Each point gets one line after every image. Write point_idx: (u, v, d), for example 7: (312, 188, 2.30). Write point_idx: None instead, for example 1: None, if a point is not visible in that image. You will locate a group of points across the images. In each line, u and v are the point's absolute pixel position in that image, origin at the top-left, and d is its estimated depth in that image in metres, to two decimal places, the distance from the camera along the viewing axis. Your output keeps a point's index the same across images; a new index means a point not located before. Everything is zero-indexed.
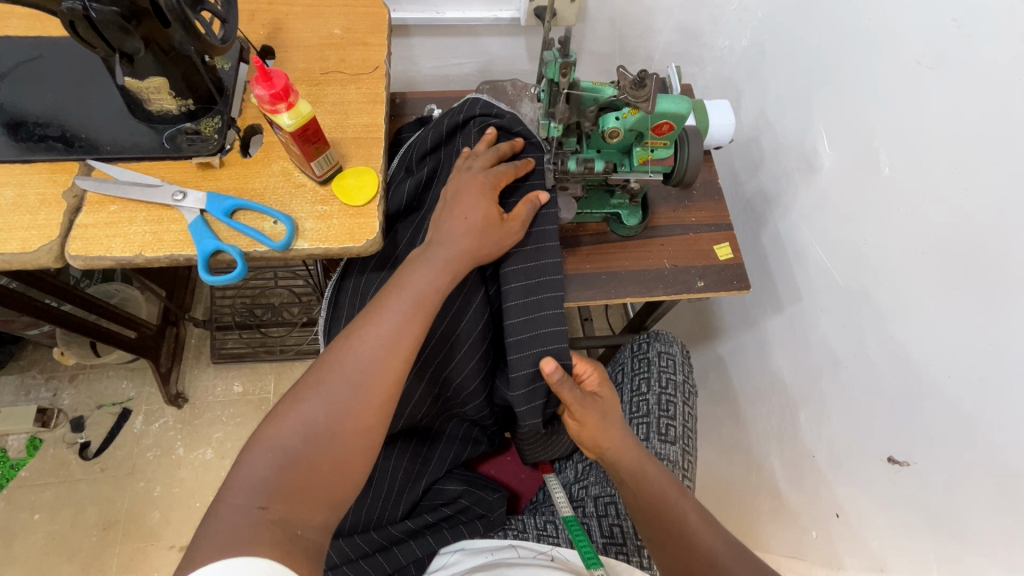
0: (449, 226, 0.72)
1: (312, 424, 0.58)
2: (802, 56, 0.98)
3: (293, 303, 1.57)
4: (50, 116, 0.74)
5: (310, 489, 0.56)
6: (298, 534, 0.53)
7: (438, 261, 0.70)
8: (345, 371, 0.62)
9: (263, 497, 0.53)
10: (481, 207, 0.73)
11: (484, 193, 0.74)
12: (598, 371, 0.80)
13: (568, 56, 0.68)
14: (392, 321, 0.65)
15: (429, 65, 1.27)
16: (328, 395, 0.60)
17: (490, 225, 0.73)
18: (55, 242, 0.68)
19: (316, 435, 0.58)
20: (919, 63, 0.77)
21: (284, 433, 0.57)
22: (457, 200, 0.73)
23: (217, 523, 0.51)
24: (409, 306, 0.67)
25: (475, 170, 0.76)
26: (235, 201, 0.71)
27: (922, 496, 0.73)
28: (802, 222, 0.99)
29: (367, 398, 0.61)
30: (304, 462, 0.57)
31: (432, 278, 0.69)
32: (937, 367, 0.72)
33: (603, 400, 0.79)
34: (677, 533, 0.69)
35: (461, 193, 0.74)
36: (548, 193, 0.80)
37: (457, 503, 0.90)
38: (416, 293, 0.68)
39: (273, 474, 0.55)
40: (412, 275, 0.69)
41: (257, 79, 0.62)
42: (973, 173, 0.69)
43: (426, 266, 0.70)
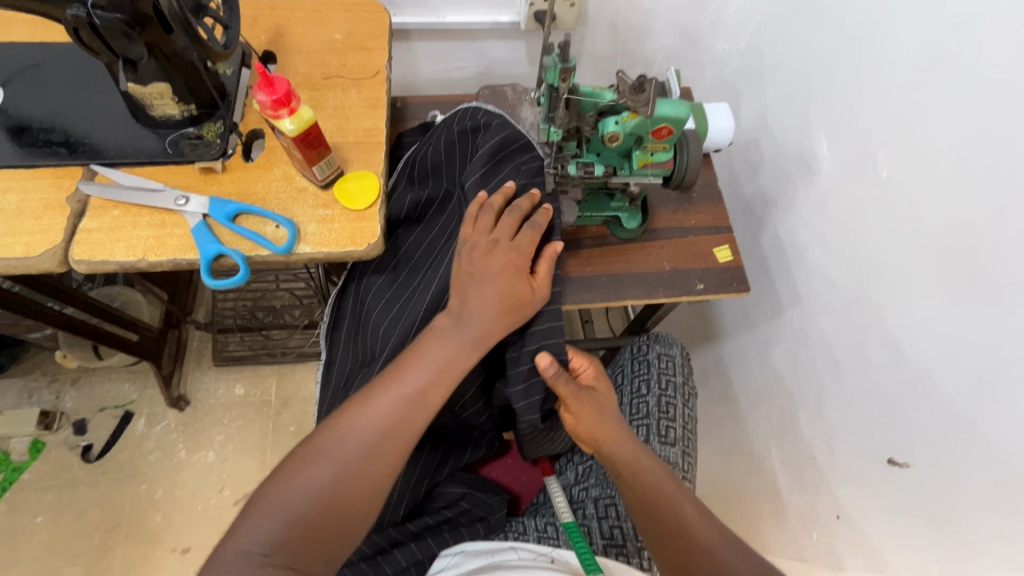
0: (479, 304, 0.69)
1: (318, 483, 0.60)
2: (801, 59, 0.99)
3: (294, 306, 1.57)
4: (54, 122, 0.75)
5: (311, 540, 0.58)
6: None
7: (465, 337, 0.68)
8: (355, 436, 0.62)
9: (267, 545, 0.57)
10: (517, 285, 0.71)
11: (517, 274, 0.71)
12: (593, 365, 0.82)
13: (569, 61, 0.68)
14: (409, 390, 0.65)
15: (430, 69, 1.27)
16: (336, 457, 0.61)
17: (523, 304, 0.71)
18: (59, 246, 0.69)
19: (322, 497, 0.60)
20: (917, 68, 0.77)
21: (290, 489, 0.60)
22: (486, 282, 0.70)
23: (223, 565, 0.56)
24: (428, 378, 0.67)
25: (502, 244, 0.72)
26: (237, 206, 0.72)
27: (922, 498, 0.73)
28: (801, 225, 0.99)
29: (376, 463, 0.62)
30: (309, 519, 0.59)
31: (453, 353, 0.68)
32: (935, 369, 0.73)
33: (599, 393, 0.79)
34: (675, 531, 0.69)
35: (487, 275, 0.70)
36: (559, 242, 0.76)
37: (458, 505, 0.91)
38: (437, 366, 0.67)
39: (278, 527, 0.58)
40: (430, 349, 0.68)
41: (260, 84, 0.63)
42: (970, 177, 0.70)
43: (452, 341, 0.68)
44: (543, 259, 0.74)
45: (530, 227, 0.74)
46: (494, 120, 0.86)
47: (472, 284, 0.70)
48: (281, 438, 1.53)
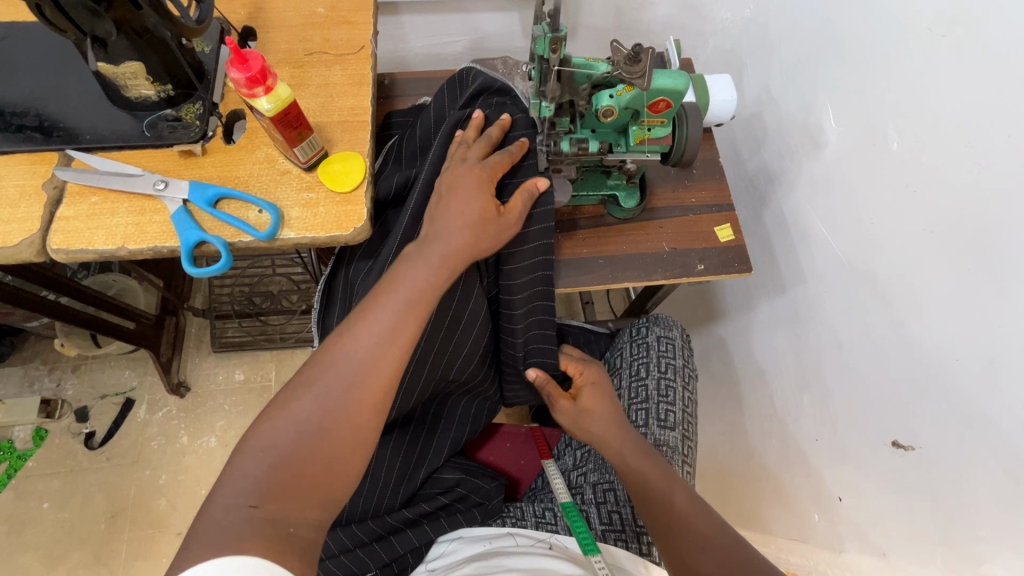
0: (442, 223, 0.67)
1: (302, 424, 0.56)
2: (807, 26, 0.94)
3: (292, 291, 1.56)
4: (27, 105, 0.72)
5: (303, 489, 0.54)
6: (290, 532, 0.52)
7: (432, 258, 0.66)
8: (336, 371, 0.59)
9: (254, 496, 0.52)
10: (477, 200, 0.69)
11: (482, 186, 0.70)
12: (587, 372, 0.86)
13: (558, 31, 0.65)
14: (386, 319, 0.62)
15: (421, 44, 1.23)
16: (320, 394, 0.58)
17: (487, 220, 0.69)
18: (37, 235, 0.66)
19: (309, 434, 0.56)
20: (930, 31, 0.73)
21: (275, 432, 0.56)
22: (454, 194, 0.69)
23: (208, 520, 0.51)
24: (401, 304, 0.63)
25: (469, 161, 0.73)
26: (218, 190, 0.69)
27: (928, 480, 0.71)
28: (807, 201, 0.96)
29: (362, 399, 0.58)
30: (296, 464, 0.55)
31: (426, 277, 0.65)
32: (944, 349, 0.70)
33: (585, 398, 0.82)
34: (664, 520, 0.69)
35: (455, 186, 0.70)
36: (547, 178, 0.75)
37: (456, 491, 0.90)
38: (412, 290, 0.64)
39: (264, 474, 0.54)
40: (402, 275, 0.65)
41: (232, 61, 0.59)
42: (985, 147, 0.66)
43: (420, 262, 0.65)
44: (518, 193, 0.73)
45: (502, 154, 0.74)
46: (476, 76, 0.84)
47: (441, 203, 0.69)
48: None
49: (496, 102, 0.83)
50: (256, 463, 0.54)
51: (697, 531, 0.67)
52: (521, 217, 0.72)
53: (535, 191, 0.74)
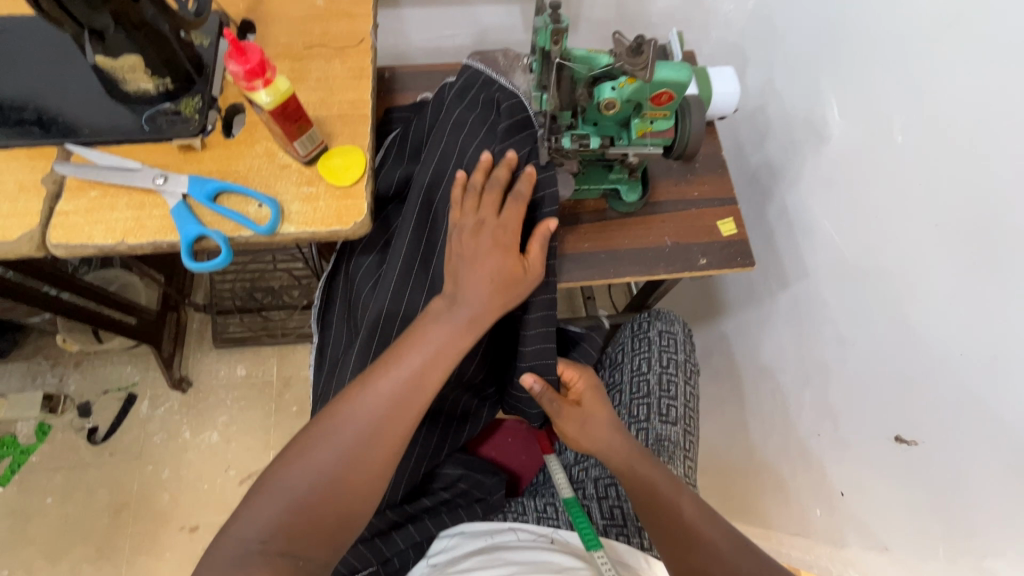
0: (472, 286, 0.67)
1: (316, 470, 0.59)
2: (811, 18, 0.93)
3: (293, 286, 1.56)
4: (26, 99, 0.71)
5: (311, 527, 0.57)
6: (298, 565, 0.56)
7: (460, 319, 0.67)
8: (355, 424, 0.61)
9: (265, 532, 0.56)
10: (506, 262, 0.68)
11: (502, 250, 0.69)
12: (585, 377, 0.83)
13: (559, 21, 0.64)
14: (405, 375, 0.64)
15: (421, 37, 1.22)
16: (336, 444, 0.60)
17: (513, 281, 0.69)
18: (36, 230, 0.66)
19: (322, 482, 0.59)
20: (936, 23, 0.72)
21: (291, 476, 0.59)
22: (477, 261, 0.68)
23: (220, 555, 0.55)
24: (423, 362, 0.65)
25: (488, 223, 0.69)
26: (218, 184, 0.69)
27: (930, 477, 0.71)
28: (810, 196, 0.95)
29: (376, 449, 0.61)
30: (308, 510, 0.58)
31: (450, 335, 0.66)
32: (948, 344, 0.70)
33: (585, 406, 0.79)
34: (676, 536, 0.68)
35: (479, 254, 0.68)
36: (555, 218, 0.72)
37: (457, 488, 0.90)
38: (434, 349, 0.65)
39: (277, 514, 0.57)
40: (424, 332, 0.66)
41: (231, 54, 0.60)
42: (992, 137, 0.65)
43: (444, 321, 0.67)
44: (533, 237, 0.71)
45: (514, 200, 0.71)
46: (471, 72, 0.84)
47: (463, 269, 0.68)
48: (283, 419, 1.52)
49: (484, 98, 0.81)
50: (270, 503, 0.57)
51: (710, 557, 0.66)
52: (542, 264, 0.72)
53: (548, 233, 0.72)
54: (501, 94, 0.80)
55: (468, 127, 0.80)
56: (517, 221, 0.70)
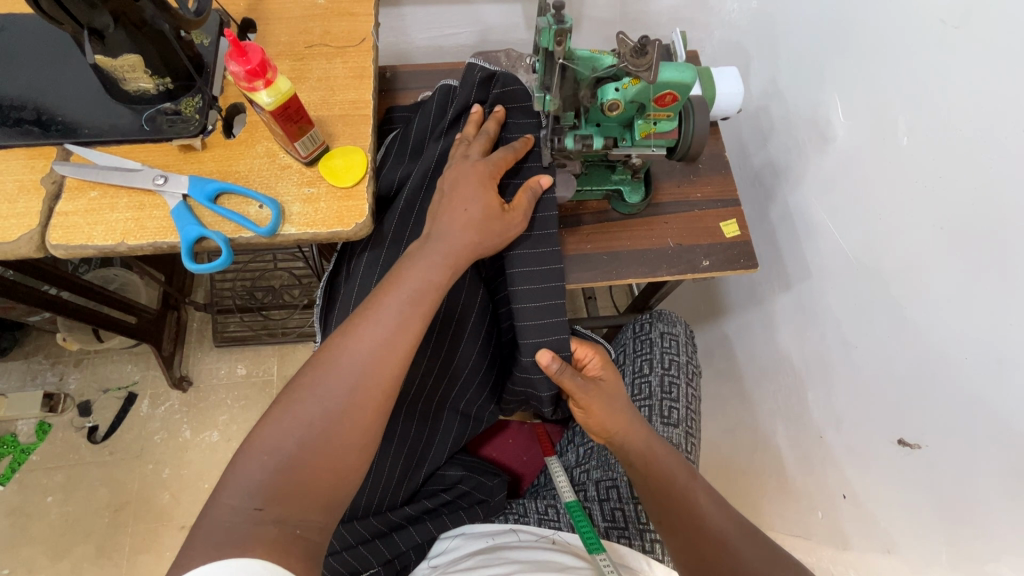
0: (446, 220, 0.67)
1: (305, 426, 0.56)
2: (815, 17, 0.93)
3: (293, 285, 1.55)
4: (25, 98, 0.71)
5: (307, 489, 0.54)
6: (297, 534, 0.52)
7: (435, 255, 0.66)
8: (339, 372, 0.58)
9: (259, 498, 0.52)
10: (482, 198, 0.68)
11: (484, 182, 0.70)
12: (600, 356, 0.82)
13: (563, 22, 0.64)
14: (389, 319, 0.62)
15: (423, 36, 1.22)
16: (322, 396, 0.57)
17: (491, 216, 0.69)
18: (35, 231, 0.66)
19: (313, 438, 0.55)
20: (942, 24, 0.72)
21: (278, 434, 0.55)
22: (457, 192, 0.69)
23: (212, 523, 0.50)
24: (406, 302, 0.63)
25: (471, 158, 0.73)
26: (218, 185, 0.68)
27: (934, 479, 0.70)
28: (812, 196, 0.95)
29: (367, 397, 0.58)
30: (302, 465, 0.54)
31: (433, 279, 0.65)
32: (954, 346, 0.69)
33: (606, 382, 0.78)
34: (682, 521, 0.66)
35: (459, 181, 0.70)
36: (549, 175, 0.75)
37: (458, 488, 0.90)
38: (414, 290, 0.64)
39: (267, 477, 0.53)
40: (412, 276, 0.64)
41: (231, 54, 0.59)
42: (1000, 139, 0.64)
43: (420, 259, 0.66)
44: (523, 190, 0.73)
45: (506, 150, 0.74)
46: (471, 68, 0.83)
47: (443, 202, 0.69)
48: None
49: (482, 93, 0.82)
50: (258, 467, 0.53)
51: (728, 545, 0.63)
52: (527, 213, 0.73)
53: (539, 188, 0.74)
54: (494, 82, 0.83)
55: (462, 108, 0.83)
56: (501, 162, 0.73)
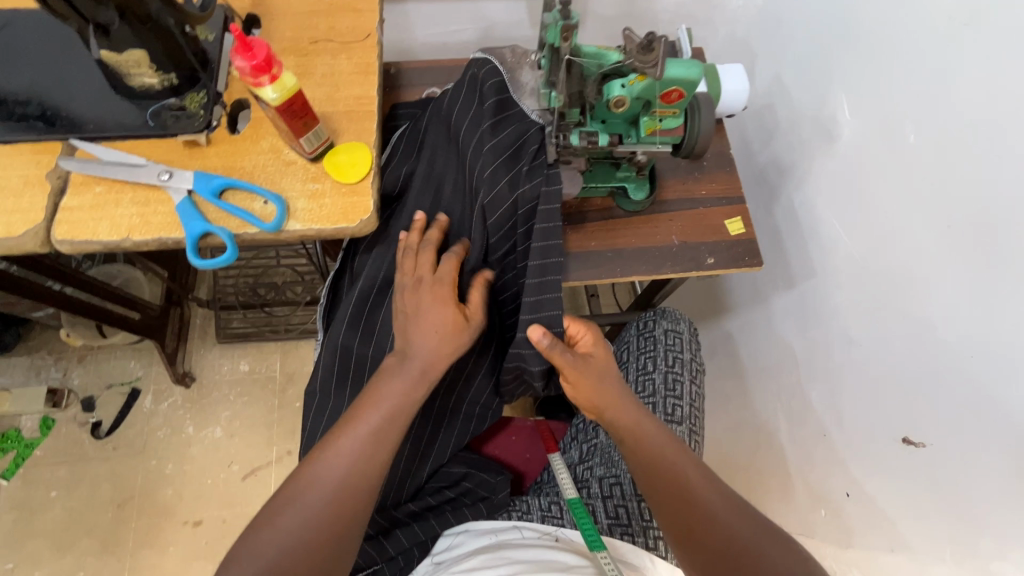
0: (419, 340, 0.68)
1: (285, 533, 0.60)
2: (822, 15, 0.92)
3: (296, 282, 1.55)
4: (30, 94, 0.71)
5: None
6: None
7: (411, 372, 0.68)
8: (317, 487, 0.62)
9: None
10: (446, 313, 0.70)
11: (444, 302, 0.71)
12: (592, 331, 0.76)
13: (570, 17, 0.64)
14: (364, 434, 0.65)
15: (427, 33, 1.22)
16: (301, 509, 0.61)
17: (457, 329, 0.70)
18: (40, 226, 0.66)
19: (290, 544, 0.60)
20: (950, 20, 0.71)
21: (263, 543, 0.60)
22: (422, 315, 0.70)
23: None
24: (383, 419, 0.66)
25: (425, 280, 0.72)
26: (223, 180, 0.69)
27: (939, 478, 0.70)
28: (817, 194, 0.95)
29: (342, 510, 0.62)
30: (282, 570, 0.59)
31: (407, 388, 0.67)
32: (961, 345, 0.69)
33: (597, 360, 0.73)
34: (675, 502, 0.66)
35: (421, 308, 0.70)
36: (490, 271, 0.77)
37: (462, 487, 0.89)
38: (391, 405, 0.67)
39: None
40: (386, 387, 0.67)
41: (237, 49, 0.58)
42: (1010, 139, 0.64)
43: (400, 375, 0.68)
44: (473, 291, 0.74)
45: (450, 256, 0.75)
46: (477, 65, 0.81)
47: (410, 326, 0.70)
48: (286, 414, 1.52)
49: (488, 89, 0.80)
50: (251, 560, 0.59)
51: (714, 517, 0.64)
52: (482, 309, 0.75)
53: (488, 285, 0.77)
54: (483, 73, 0.81)
55: (462, 111, 0.82)
56: (452, 273, 0.73)
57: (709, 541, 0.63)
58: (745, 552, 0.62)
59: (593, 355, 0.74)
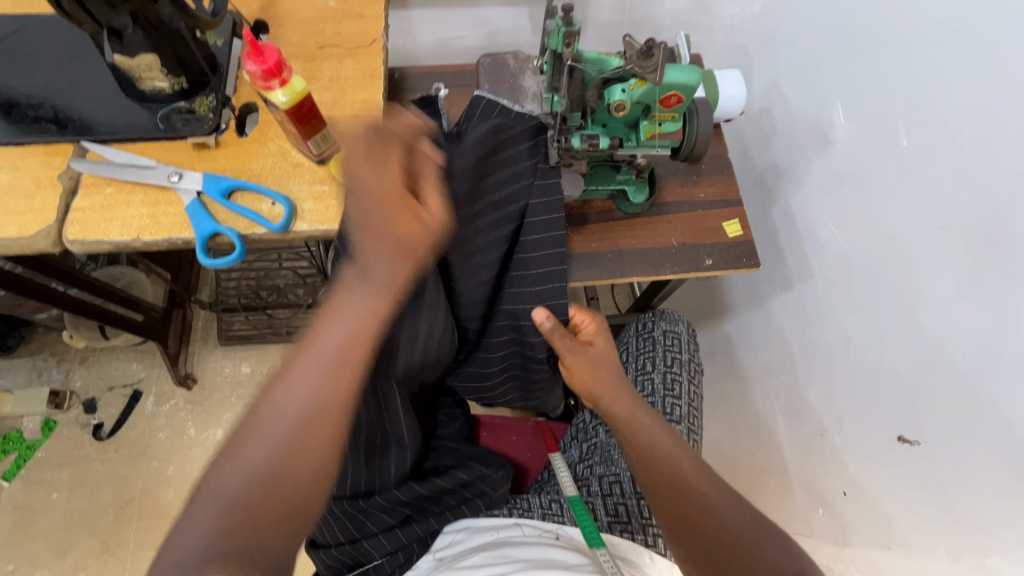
0: (374, 254, 0.59)
1: (249, 471, 0.53)
2: (817, 21, 0.94)
3: (298, 284, 1.56)
4: (43, 97, 0.72)
5: (257, 521, 0.52)
6: (252, 556, 0.51)
7: (370, 292, 0.59)
8: (279, 417, 0.55)
9: (208, 540, 0.51)
10: (396, 217, 0.60)
11: (389, 198, 0.60)
12: (596, 322, 0.80)
13: (571, 25, 0.66)
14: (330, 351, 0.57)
15: (430, 39, 1.24)
16: (265, 439, 0.54)
17: (415, 234, 0.61)
18: (52, 226, 0.67)
19: (254, 480, 0.53)
20: (942, 29, 0.73)
21: (220, 481, 0.53)
22: (370, 219, 0.60)
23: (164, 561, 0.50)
24: (349, 330, 0.58)
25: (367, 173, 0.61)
26: (232, 181, 0.70)
27: (933, 476, 0.72)
28: (814, 198, 0.96)
29: (307, 438, 0.54)
30: (247, 509, 0.52)
31: (369, 301, 0.58)
32: (949, 342, 0.71)
33: (597, 348, 0.78)
34: (669, 491, 0.67)
35: (369, 215, 0.60)
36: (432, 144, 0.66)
37: (452, 475, 0.89)
38: (356, 319, 0.58)
39: (217, 519, 0.52)
40: (344, 297, 0.59)
41: (250, 53, 0.62)
42: (1002, 141, 0.65)
43: (359, 292, 0.59)
44: (421, 182, 0.64)
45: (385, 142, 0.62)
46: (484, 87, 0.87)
47: (364, 237, 0.60)
48: None
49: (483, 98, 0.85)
50: (219, 491, 0.53)
51: (713, 514, 0.65)
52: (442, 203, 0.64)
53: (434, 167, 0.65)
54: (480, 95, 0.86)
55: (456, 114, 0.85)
56: (395, 163, 0.61)
57: (703, 535, 0.64)
58: (738, 541, 0.63)
59: (594, 344, 0.78)
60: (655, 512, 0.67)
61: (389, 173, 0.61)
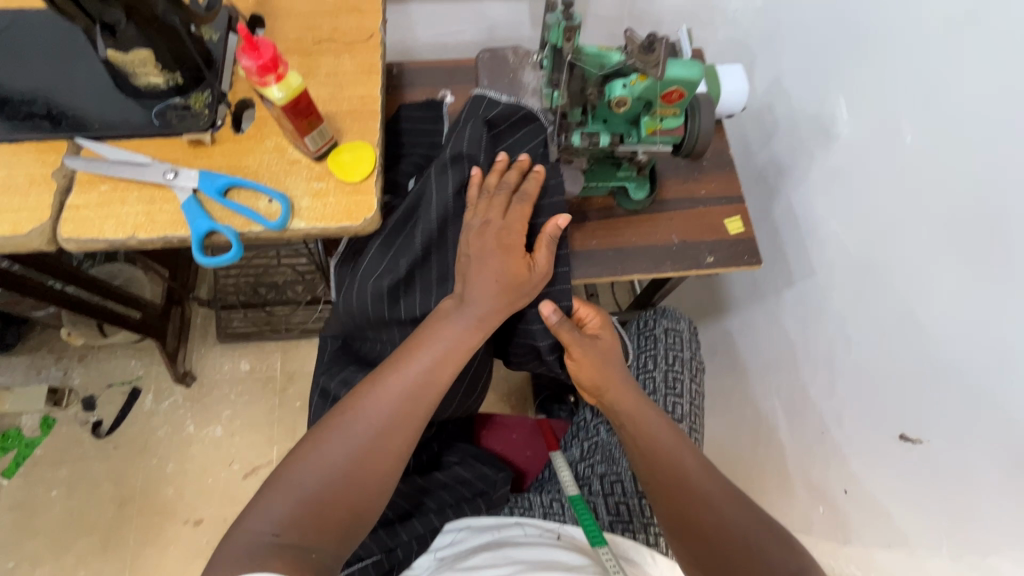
0: (479, 287, 0.70)
1: (330, 466, 0.60)
2: (821, 15, 0.93)
3: (297, 282, 1.55)
4: (37, 93, 0.72)
5: (326, 517, 0.58)
6: (309, 555, 0.55)
7: (470, 320, 0.69)
8: (367, 418, 0.63)
9: (278, 525, 0.56)
10: (510, 263, 0.70)
11: (507, 248, 0.71)
12: (600, 315, 0.80)
13: (572, 19, 0.65)
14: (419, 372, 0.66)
15: (429, 33, 1.22)
16: (348, 440, 0.62)
17: (520, 281, 0.71)
18: (47, 224, 0.66)
19: (335, 478, 0.60)
20: (948, 23, 0.72)
21: (299, 472, 0.60)
22: (485, 262, 0.70)
23: (231, 547, 0.54)
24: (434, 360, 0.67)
25: (493, 223, 0.72)
26: (228, 179, 0.69)
27: (935, 475, 0.71)
28: (816, 195, 0.95)
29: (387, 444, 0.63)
30: (320, 500, 0.58)
31: (462, 334, 0.69)
32: (953, 337, 0.70)
33: (604, 340, 0.77)
34: (670, 488, 0.67)
35: (484, 256, 0.71)
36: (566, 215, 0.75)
37: (455, 472, 0.90)
38: (447, 347, 0.68)
39: (292, 509, 0.57)
40: (437, 331, 0.69)
41: (244, 48, 0.60)
42: (1007, 136, 0.64)
43: (458, 321, 0.69)
44: (540, 238, 0.74)
45: (520, 201, 0.74)
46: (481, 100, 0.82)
47: (473, 270, 0.70)
48: (287, 413, 1.52)
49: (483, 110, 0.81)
50: (299, 484, 0.59)
51: (716, 512, 0.65)
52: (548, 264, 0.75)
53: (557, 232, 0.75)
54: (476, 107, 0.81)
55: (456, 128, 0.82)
56: (521, 220, 0.73)
57: (706, 533, 0.64)
58: (739, 540, 0.63)
59: (600, 337, 0.78)
60: (656, 508, 0.68)
61: (515, 226, 0.73)
